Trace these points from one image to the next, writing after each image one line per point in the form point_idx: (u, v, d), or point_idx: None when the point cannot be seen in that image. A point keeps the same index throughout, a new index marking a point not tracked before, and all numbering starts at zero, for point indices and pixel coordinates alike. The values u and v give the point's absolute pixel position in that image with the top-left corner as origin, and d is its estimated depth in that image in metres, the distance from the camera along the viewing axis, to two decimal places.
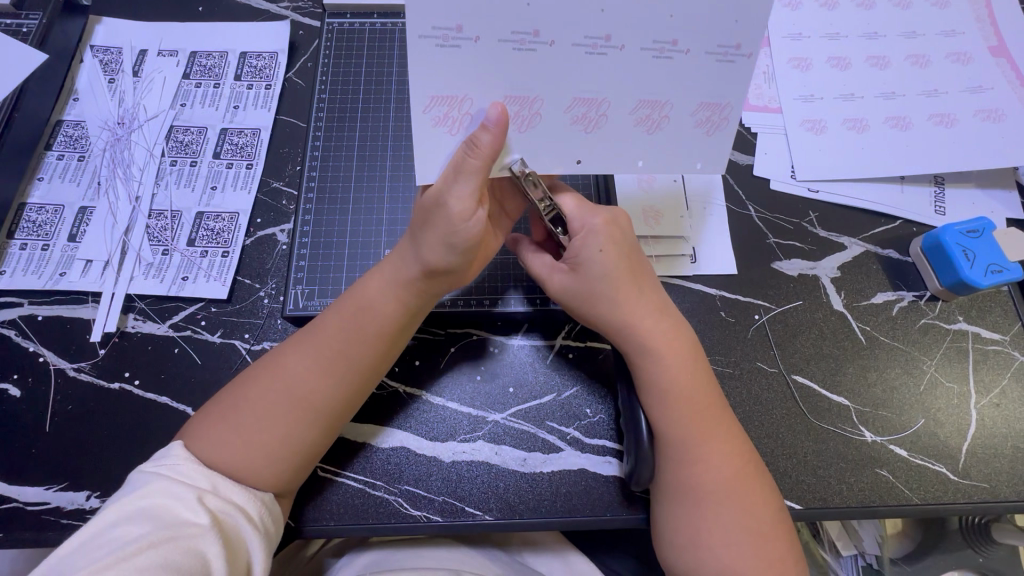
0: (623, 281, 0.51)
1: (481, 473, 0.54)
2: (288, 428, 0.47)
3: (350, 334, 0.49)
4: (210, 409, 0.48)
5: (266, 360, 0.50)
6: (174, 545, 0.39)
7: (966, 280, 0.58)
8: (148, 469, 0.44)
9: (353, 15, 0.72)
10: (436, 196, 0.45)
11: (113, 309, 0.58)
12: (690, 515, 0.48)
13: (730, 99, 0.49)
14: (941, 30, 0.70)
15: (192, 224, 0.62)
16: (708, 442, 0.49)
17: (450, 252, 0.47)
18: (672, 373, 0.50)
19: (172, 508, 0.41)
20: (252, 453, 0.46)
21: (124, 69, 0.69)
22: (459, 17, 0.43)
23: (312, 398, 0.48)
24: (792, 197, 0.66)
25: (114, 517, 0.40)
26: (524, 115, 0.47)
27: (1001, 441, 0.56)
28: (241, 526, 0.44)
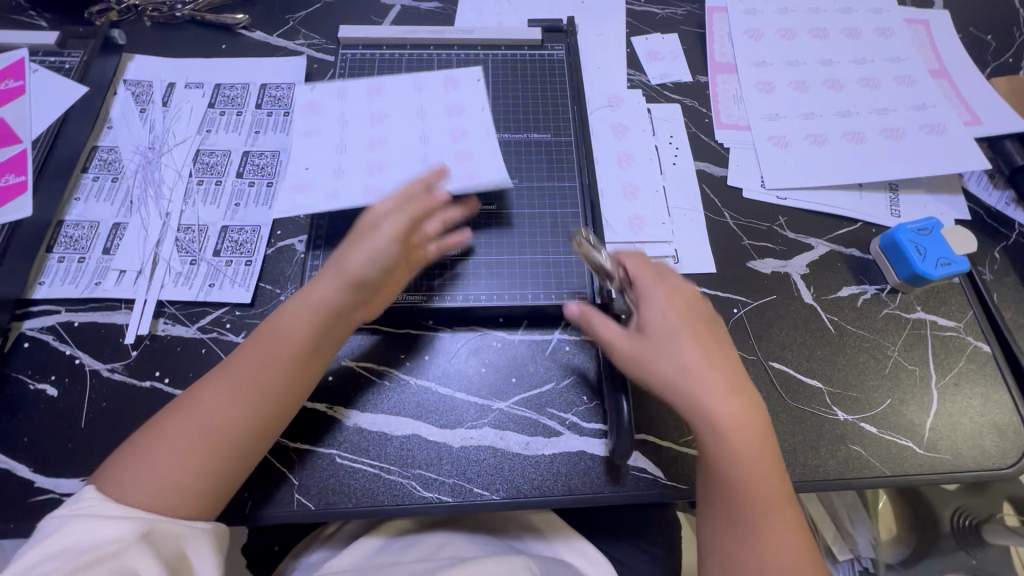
0: (695, 357, 0.53)
1: (488, 456, 0.58)
2: (205, 457, 0.49)
3: (267, 361, 0.53)
4: (123, 452, 0.49)
5: (183, 398, 0.52)
6: (110, 563, 0.42)
7: (918, 272, 0.64)
8: (60, 514, 0.45)
9: (364, 46, 0.77)
10: (371, 223, 0.58)
11: (146, 314, 0.63)
12: None
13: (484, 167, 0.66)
14: (888, 57, 0.81)
15: (218, 236, 0.67)
16: (779, 525, 0.50)
17: (373, 262, 0.56)
18: (741, 454, 0.51)
19: (95, 534, 0.43)
20: (169, 484, 0.47)
21: (154, 100, 0.76)
22: (304, 130, 0.70)
23: (227, 424, 0.50)
24: (763, 203, 0.73)
25: (37, 554, 0.42)
26: (375, 144, 0.69)
27: (961, 416, 0.62)
28: (180, 535, 0.46)
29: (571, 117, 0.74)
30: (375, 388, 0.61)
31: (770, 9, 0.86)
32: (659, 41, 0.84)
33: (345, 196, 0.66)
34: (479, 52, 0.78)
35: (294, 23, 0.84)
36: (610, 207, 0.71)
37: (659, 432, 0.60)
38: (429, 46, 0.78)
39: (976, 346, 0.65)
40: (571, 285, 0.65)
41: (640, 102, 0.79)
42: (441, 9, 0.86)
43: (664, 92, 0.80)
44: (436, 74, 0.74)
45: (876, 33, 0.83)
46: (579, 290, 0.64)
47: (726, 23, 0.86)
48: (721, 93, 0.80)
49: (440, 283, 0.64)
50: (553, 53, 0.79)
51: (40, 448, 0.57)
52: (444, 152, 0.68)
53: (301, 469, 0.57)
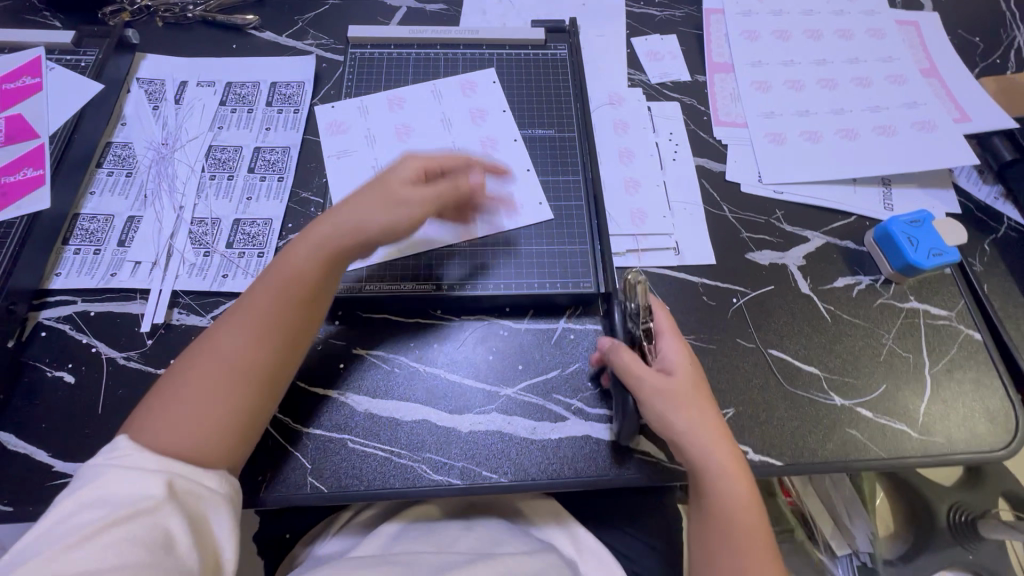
0: (705, 411, 0.56)
1: (496, 440, 0.60)
2: (232, 391, 0.52)
3: (282, 294, 0.56)
4: (152, 401, 0.52)
5: (203, 342, 0.54)
6: (137, 522, 0.43)
7: (911, 262, 0.67)
8: (95, 464, 0.47)
9: (372, 47, 0.80)
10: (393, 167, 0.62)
11: (161, 304, 0.64)
12: None
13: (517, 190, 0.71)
14: (880, 57, 0.83)
15: (231, 229, 0.69)
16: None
17: (392, 194, 0.59)
18: (738, 504, 0.54)
19: (127, 488, 0.45)
20: (203, 425, 0.50)
21: (167, 98, 0.78)
22: (336, 150, 0.73)
23: (250, 364, 0.53)
24: (761, 197, 0.75)
25: (72, 505, 0.43)
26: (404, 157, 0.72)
27: (954, 401, 0.64)
28: (204, 500, 0.48)
29: (574, 114, 0.76)
30: (385, 375, 0.62)
31: (765, 11, 0.88)
32: (658, 42, 0.87)
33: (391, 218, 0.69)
34: (485, 52, 0.80)
35: (303, 24, 0.86)
36: (613, 201, 0.73)
37: None
38: (436, 47, 0.80)
39: (968, 334, 0.67)
40: (575, 274, 0.67)
41: (640, 100, 0.81)
42: (447, 10, 0.88)
43: (663, 91, 0.83)
44: (449, 79, 0.78)
45: (868, 34, 0.85)
46: (584, 278, 0.67)
47: (723, 24, 0.88)
48: (719, 92, 0.83)
49: (451, 272, 0.66)
50: (556, 53, 0.81)
51: (58, 433, 0.58)
52: (490, 189, 0.71)
53: (313, 453, 0.58)
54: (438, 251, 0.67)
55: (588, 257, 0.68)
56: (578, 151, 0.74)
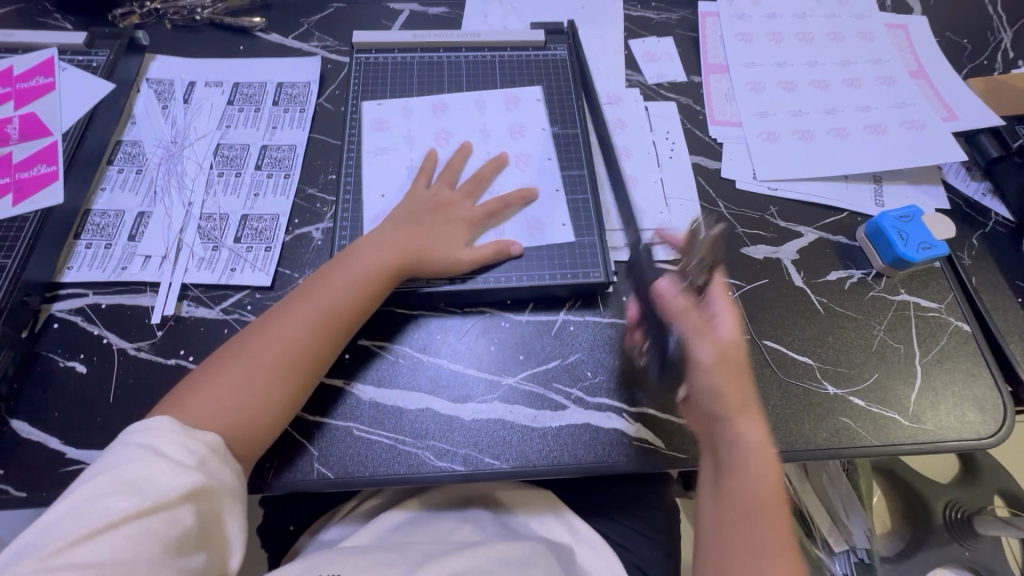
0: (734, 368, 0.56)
1: (497, 428, 0.61)
2: (286, 371, 0.56)
3: (344, 287, 0.61)
4: (215, 364, 0.56)
5: (269, 319, 0.59)
6: (158, 518, 0.45)
7: (901, 255, 0.68)
8: (132, 440, 0.48)
9: (376, 50, 0.81)
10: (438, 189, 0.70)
11: (171, 296, 0.66)
12: None
13: (546, 219, 0.71)
14: (870, 59, 0.86)
15: (238, 224, 0.71)
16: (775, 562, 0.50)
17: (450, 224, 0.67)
18: (760, 473, 0.53)
19: (152, 480, 0.46)
20: (246, 413, 0.54)
21: (176, 97, 0.80)
22: (376, 146, 0.75)
23: (306, 348, 0.58)
24: (755, 194, 0.77)
25: (99, 489, 0.45)
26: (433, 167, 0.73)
27: (943, 391, 0.65)
28: (221, 500, 0.49)
29: (574, 113, 0.78)
30: (390, 364, 0.64)
31: (758, 14, 0.91)
32: (654, 44, 0.89)
33: None
34: (486, 54, 0.82)
35: (309, 26, 0.88)
36: (611, 197, 0.75)
37: (660, 405, 0.63)
38: (439, 49, 0.82)
39: (957, 325, 0.69)
40: (585, 265, 0.68)
41: (637, 100, 0.83)
42: (449, 13, 0.90)
43: (660, 91, 0.85)
44: (498, 93, 0.79)
45: (859, 37, 0.88)
46: (593, 269, 0.68)
47: (718, 27, 0.90)
48: (714, 92, 0.85)
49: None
50: (556, 54, 0.83)
51: (70, 421, 0.60)
52: (518, 216, 0.71)
53: (319, 440, 0.60)
54: None
55: (596, 248, 0.69)
56: (578, 149, 0.76)
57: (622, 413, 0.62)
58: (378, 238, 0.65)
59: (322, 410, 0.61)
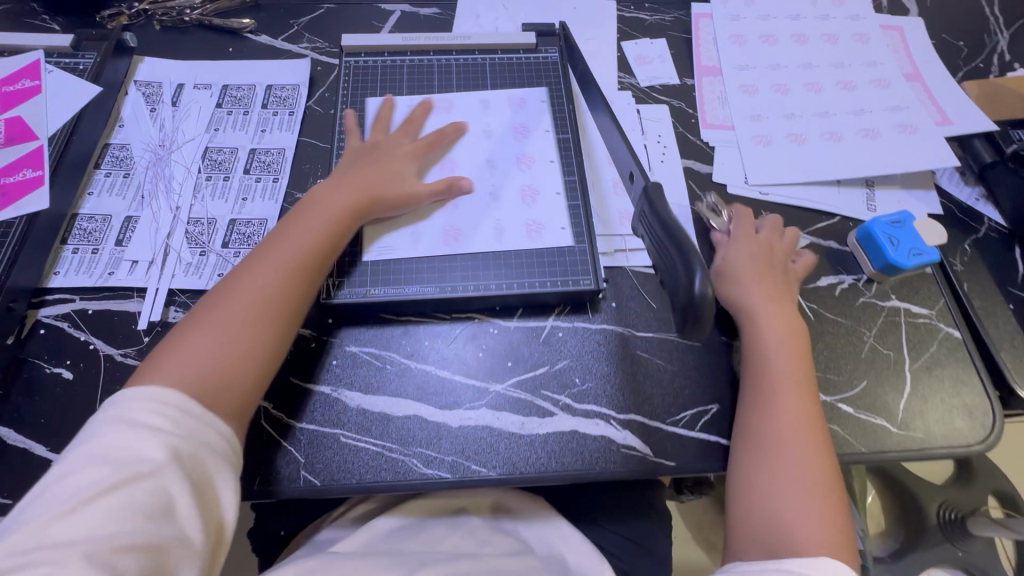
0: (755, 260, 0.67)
1: (485, 436, 0.61)
2: (260, 317, 0.55)
3: (309, 233, 0.61)
4: (181, 328, 0.54)
5: (233, 275, 0.58)
6: (138, 485, 0.44)
7: (891, 261, 0.68)
8: (107, 414, 0.48)
9: (366, 54, 0.81)
10: (381, 148, 0.71)
11: (157, 302, 0.65)
12: (764, 463, 0.56)
13: (549, 225, 0.70)
14: (864, 61, 0.85)
15: (226, 229, 0.71)
16: (788, 403, 0.58)
17: (406, 180, 0.68)
18: (773, 339, 0.62)
19: (132, 446, 0.45)
20: (221, 369, 0.52)
21: (165, 100, 0.79)
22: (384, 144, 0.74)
23: (276, 292, 0.57)
24: (747, 198, 0.77)
25: (79, 462, 0.45)
26: (448, 168, 0.73)
27: (933, 399, 0.65)
28: (203, 460, 0.48)
29: (565, 115, 0.78)
30: (377, 372, 0.64)
31: (753, 16, 0.90)
32: (647, 46, 0.89)
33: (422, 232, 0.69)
34: (477, 57, 0.81)
35: (299, 27, 0.87)
36: (602, 204, 0.75)
37: (648, 412, 0.63)
38: (430, 52, 0.81)
39: (948, 332, 0.69)
40: (575, 273, 0.67)
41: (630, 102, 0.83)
42: (441, 14, 0.90)
43: (652, 94, 0.84)
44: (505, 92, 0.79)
45: (854, 39, 0.87)
46: (584, 277, 0.67)
47: (711, 29, 0.90)
48: (707, 95, 0.84)
49: (453, 273, 0.67)
50: (548, 56, 0.82)
51: (57, 428, 0.60)
52: (518, 219, 0.70)
53: (306, 447, 0.59)
54: (434, 255, 0.68)
55: (586, 256, 0.69)
56: (568, 149, 0.75)
57: (611, 420, 0.62)
58: (332, 183, 0.66)
59: (311, 417, 0.61)
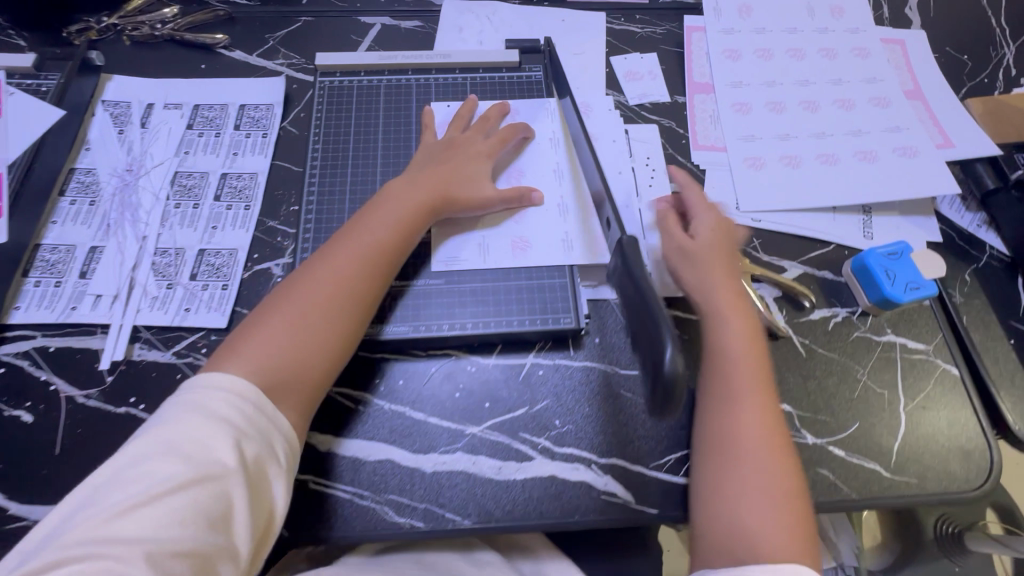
0: (716, 252, 0.64)
1: (460, 482, 0.59)
2: (331, 316, 0.57)
3: (384, 231, 0.61)
4: (260, 317, 0.57)
5: (309, 266, 0.59)
6: (208, 486, 0.46)
7: (888, 296, 0.65)
8: (185, 400, 0.50)
9: (342, 73, 0.78)
10: (456, 146, 0.69)
11: (122, 339, 0.63)
12: (723, 466, 0.55)
13: (591, 241, 0.68)
14: (863, 77, 0.82)
15: (195, 260, 0.68)
16: (752, 407, 0.57)
17: (478, 183, 0.68)
18: (732, 336, 0.60)
19: (199, 445, 0.47)
20: (292, 367, 0.55)
21: (133, 121, 0.76)
22: None
23: (348, 293, 0.58)
24: (738, 225, 0.74)
25: (155, 450, 0.47)
26: (513, 179, 0.72)
27: (927, 440, 0.62)
28: (266, 468, 0.50)
29: (549, 139, 0.75)
30: (349, 413, 0.61)
31: (748, 28, 0.86)
32: (637, 60, 0.85)
33: (492, 242, 0.68)
34: (458, 76, 0.78)
35: (274, 42, 0.84)
36: (588, 227, 0.69)
37: (630, 455, 0.61)
38: (408, 71, 0.78)
39: (945, 368, 0.66)
40: (555, 310, 0.65)
41: (618, 122, 0.79)
42: (423, 27, 0.86)
43: (642, 112, 0.81)
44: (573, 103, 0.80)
45: (852, 53, 0.84)
46: (564, 314, 0.65)
47: (704, 43, 0.86)
48: (699, 114, 0.81)
49: (429, 311, 0.64)
50: (531, 74, 0.79)
51: (14, 475, 0.57)
52: (567, 234, 0.69)
53: None
54: (410, 290, 0.65)
55: (567, 292, 0.66)
56: (551, 176, 0.72)
57: (592, 465, 0.60)
58: (408, 179, 0.66)
59: None
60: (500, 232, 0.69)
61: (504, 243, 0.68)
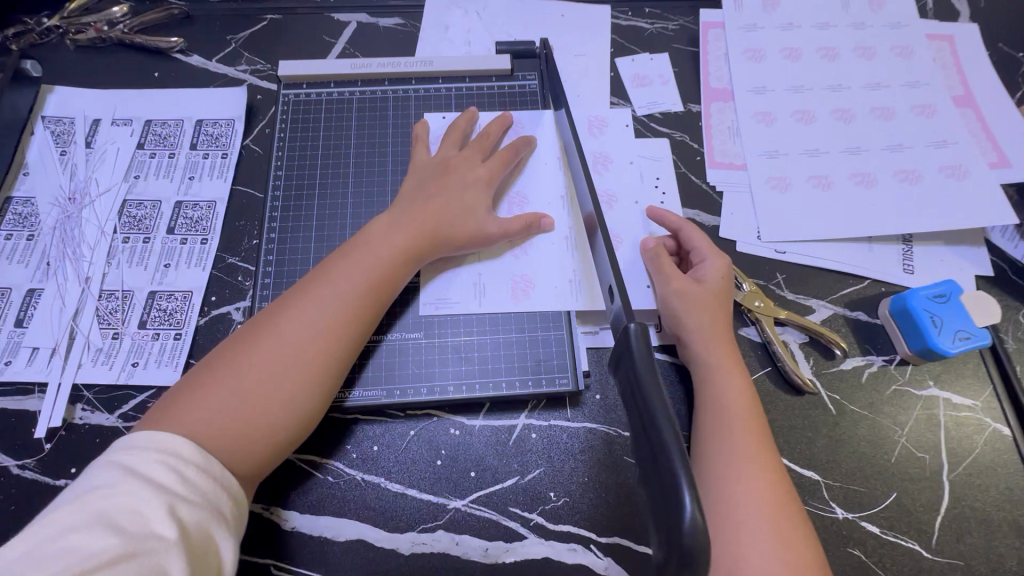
0: (711, 294, 0.57)
1: (441, 566, 0.52)
2: (289, 367, 0.48)
3: (355, 269, 0.53)
4: (208, 365, 0.48)
5: (271, 309, 0.51)
6: (143, 562, 0.36)
7: (933, 348, 0.57)
8: (114, 458, 0.41)
9: (309, 84, 0.68)
10: (451, 168, 0.60)
11: (60, 399, 0.56)
12: (730, 538, 0.47)
13: (584, 281, 0.60)
14: (905, 81, 0.72)
15: (144, 305, 0.60)
16: (752, 467, 0.50)
17: (475, 212, 0.59)
18: (727, 387, 0.54)
19: (132, 509, 0.38)
20: (237, 427, 0.45)
21: (77, 140, 0.68)
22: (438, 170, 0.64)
23: (310, 342, 0.49)
24: (760, 258, 0.65)
25: (78, 519, 0.37)
26: (516, 205, 0.63)
27: (975, 514, 0.55)
28: (215, 532, 0.41)
29: (546, 161, 0.65)
30: (317, 484, 0.54)
31: (773, 24, 0.76)
32: (646, 63, 0.75)
33: (490, 279, 0.60)
34: (442, 86, 0.69)
35: (236, 45, 0.75)
36: (586, 266, 0.60)
37: (636, 534, 0.53)
38: (384, 82, 0.69)
39: (996, 428, 0.58)
40: (550, 369, 0.58)
41: (623, 137, 0.70)
42: (403, 26, 0.76)
43: (651, 124, 0.71)
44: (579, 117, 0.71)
45: (893, 52, 0.74)
46: (560, 374, 0.57)
47: (722, 42, 0.76)
48: (715, 125, 0.71)
49: (405, 371, 0.57)
50: (525, 83, 0.70)
51: None
52: (561, 271, 0.60)
53: None
54: (384, 346, 0.58)
55: (563, 345, 0.59)
56: (549, 205, 0.63)
57: (591, 545, 0.53)
58: (393, 216, 0.57)
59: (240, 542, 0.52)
60: (500, 267, 0.61)
61: (503, 281, 0.60)
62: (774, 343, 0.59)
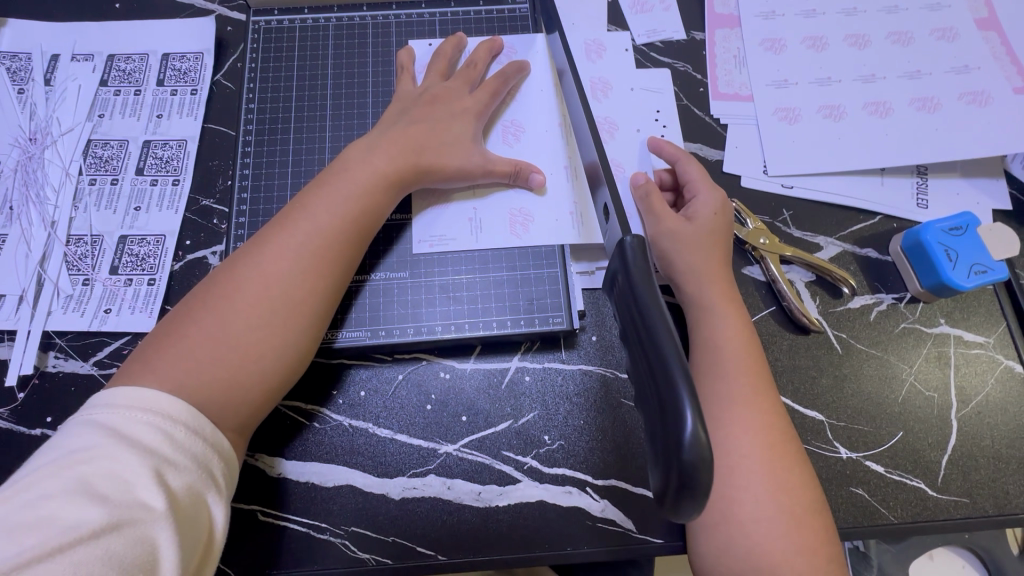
0: (708, 231, 0.54)
1: (432, 509, 0.50)
2: (271, 310, 0.45)
3: (334, 204, 0.49)
4: (182, 312, 0.45)
5: (244, 251, 0.47)
6: (128, 533, 0.34)
7: (948, 283, 0.54)
8: (95, 417, 0.38)
9: (282, 11, 0.63)
10: (438, 96, 0.56)
11: (31, 348, 0.53)
12: (726, 483, 0.45)
13: (584, 214, 0.57)
14: (925, 3, 0.66)
15: (115, 250, 0.57)
16: (748, 408, 0.47)
17: (462, 145, 0.55)
18: (729, 330, 0.51)
19: (115, 473, 0.35)
20: (222, 376, 0.43)
21: (34, 77, 0.63)
22: None
23: (291, 282, 0.46)
24: (766, 193, 0.61)
25: (58, 485, 0.35)
26: (511, 133, 0.59)
27: (983, 452, 0.53)
28: (206, 495, 0.39)
29: (539, 90, 0.61)
30: (302, 430, 0.52)
31: None
32: None
33: (486, 212, 0.57)
34: (425, 12, 0.64)
35: None
36: (584, 199, 0.58)
37: (632, 476, 0.51)
38: (363, 8, 0.64)
39: (1008, 366, 0.56)
40: (544, 309, 0.55)
41: (621, 67, 0.65)
42: None
43: (651, 54, 0.67)
44: (574, 44, 0.66)
45: None
46: (554, 313, 0.55)
47: None
48: (720, 54, 0.66)
49: (391, 313, 0.54)
50: (515, 8, 0.64)
51: None
52: (560, 202, 0.57)
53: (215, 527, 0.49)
54: (369, 287, 0.55)
55: (558, 284, 0.56)
56: (544, 135, 0.59)
57: (587, 488, 0.51)
58: (367, 143, 0.53)
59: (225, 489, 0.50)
60: (498, 200, 0.57)
61: (502, 213, 0.57)
62: (779, 281, 0.56)
